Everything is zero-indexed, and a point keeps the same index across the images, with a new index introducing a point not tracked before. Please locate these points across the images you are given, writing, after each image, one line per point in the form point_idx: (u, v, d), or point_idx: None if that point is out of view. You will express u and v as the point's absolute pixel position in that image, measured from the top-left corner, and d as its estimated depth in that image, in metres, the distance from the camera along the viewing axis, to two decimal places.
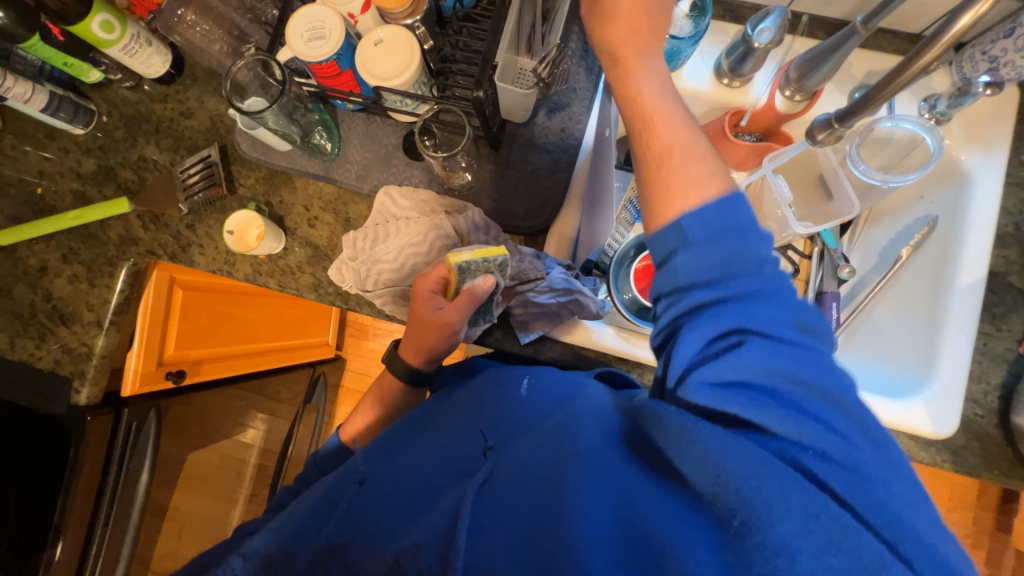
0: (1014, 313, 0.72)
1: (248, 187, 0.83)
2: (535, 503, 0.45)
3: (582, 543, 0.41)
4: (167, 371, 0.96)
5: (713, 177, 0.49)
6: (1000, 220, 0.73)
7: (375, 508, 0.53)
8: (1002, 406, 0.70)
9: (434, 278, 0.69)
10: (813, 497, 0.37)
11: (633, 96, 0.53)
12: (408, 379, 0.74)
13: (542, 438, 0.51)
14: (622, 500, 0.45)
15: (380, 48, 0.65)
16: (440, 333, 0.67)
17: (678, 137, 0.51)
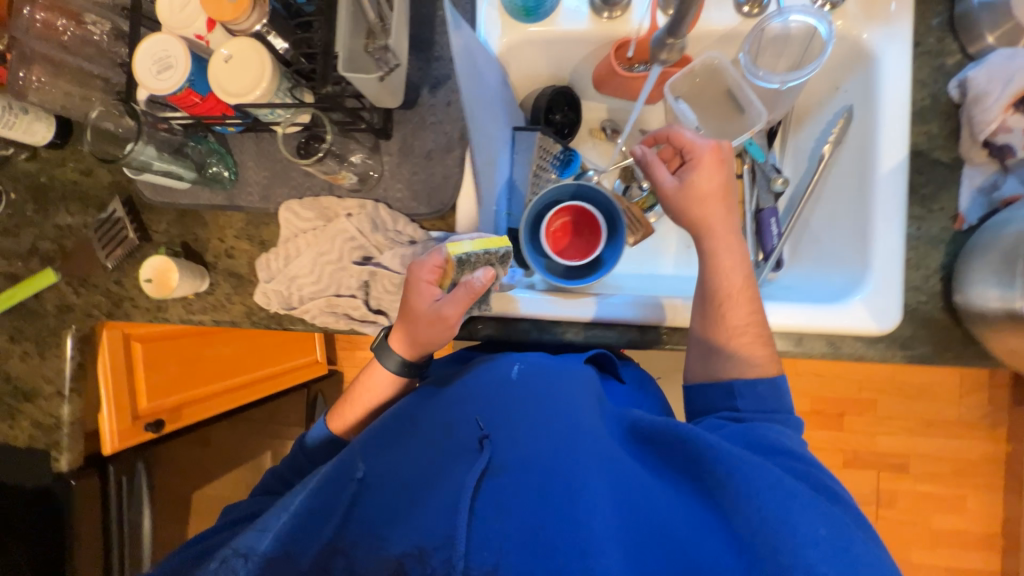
0: (943, 190, 0.68)
1: (162, 232, 0.83)
2: (541, 503, 0.48)
3: (592, 541, 0.44)
4: (145, 423, 0.99)
5: (771, 362, 0.63)
6: (915, 94, 0.69)
7: (373, 506, 0.54)
8: (945, 288, 0.68)
9: (427, 268, 0.63)
10: (837, 533, 0.44)
11: (713, 252, 0.66)
12: (402, 373, 0.70)
13: (559, 438, 0.52)
14: (623, 504, 0.48)
15: (229, 64, 0.63)
16: (438, 328, 0.63)
17: (750, 310, 0.64)
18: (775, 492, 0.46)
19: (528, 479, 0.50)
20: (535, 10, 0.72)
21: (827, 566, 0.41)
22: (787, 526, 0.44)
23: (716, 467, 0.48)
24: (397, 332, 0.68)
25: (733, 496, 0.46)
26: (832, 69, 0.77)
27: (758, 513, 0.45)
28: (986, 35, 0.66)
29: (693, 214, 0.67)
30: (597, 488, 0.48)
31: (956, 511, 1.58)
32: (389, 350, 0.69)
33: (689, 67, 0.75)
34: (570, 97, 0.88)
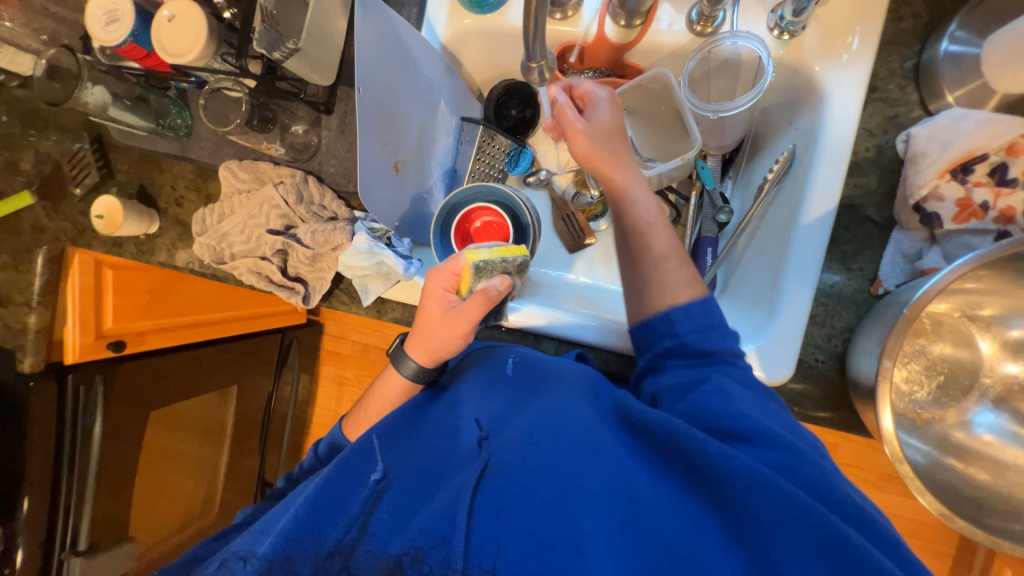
0: (867, 249, 0.65)
1: (124, 173, 0.89)
2: (556, 501, 0.46)
3: (586, 545, 0.43)
4: (109, 342, 1.09)
5: (696, 282, 0.61)
6: (859, 143, 0.65)
7: (401, 502, 0.53)
8: (845, 351, 0.66)
9: (443, 275, 0.61)
10: (817, 516, 0.41)
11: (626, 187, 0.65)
12: (416, 380, 0.66)
13: (549, 435, 0.52)
14: (625, 499, 0.46)
15: (172, 25, 0.65)
16: (453, 333, 0.60)
17: (669, 237, 0.64)
18: (767, 502, 0.42)
19: (516, 471, 0.49)
20: (486, 0, 0.71)
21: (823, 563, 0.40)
22: (799, 549, 0.41)
23: (725, 477, 0.45)
24: (410, 340, 0.65)
25: (742, 507, 0.44)
26: (789, 102, 0.72)
27: (775, 516, 0.42)
28: (947, 93, 0.61)
29: (607, 152, 0.67)
30: (589, 494, 0.46)
31: None
32: (406, 357, 0.65)
33: (638, 80, 0.72)
34: (528, 93, 0.86)
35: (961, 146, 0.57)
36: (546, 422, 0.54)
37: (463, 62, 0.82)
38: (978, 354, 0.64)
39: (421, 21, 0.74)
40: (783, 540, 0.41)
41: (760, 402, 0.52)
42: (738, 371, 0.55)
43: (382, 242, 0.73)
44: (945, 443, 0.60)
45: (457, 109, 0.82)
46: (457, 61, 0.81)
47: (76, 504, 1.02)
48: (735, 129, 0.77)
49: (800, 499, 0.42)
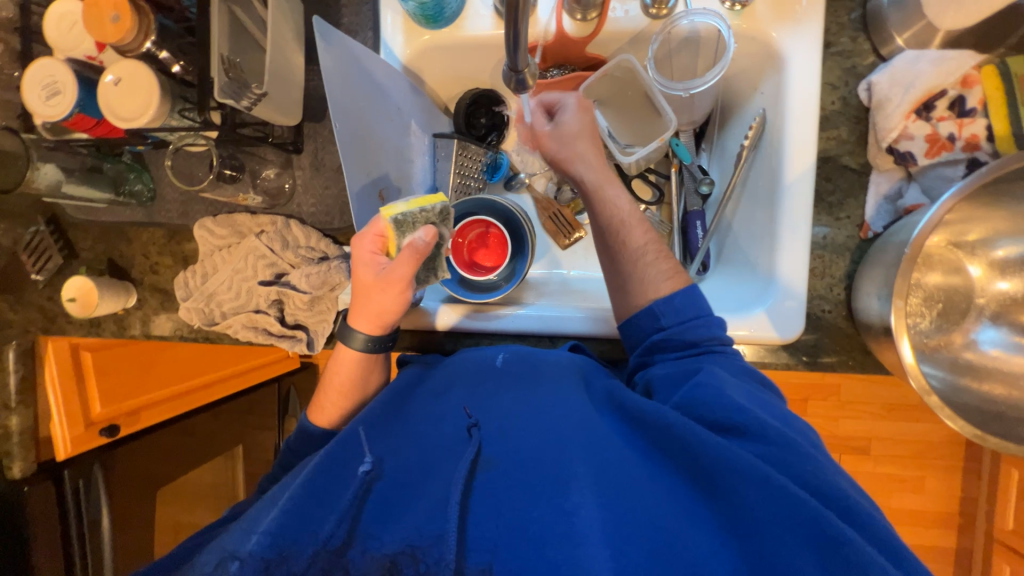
0: (851, 197, 0.67)
1: (89, 249, 0.84)
2: (552, 494, 0.48)
3: (580, 537, 0.45)
4: (101, 428, 1.02)
5: (677, 273, 0.62)
6: (825, 98, 0.68)
7: (389, 496, 0.52)
8: (849, 297, 0.68)
9: (368, 239, 0.59)
10: (810, 509, 0.43)
11: (599, 188, 0.67)
12: (370, 350, 0.64)
13: (543, 436, 0.53)
14: (621, 496, 0.48)
15: (119, 87, 0.62)
16: (391, 294, 0.59)
17: (646, 230, 0.65)
18: (764, 498, 0.44)
19: (511, 472, 0.51)
20: (440, 15, 0.70)
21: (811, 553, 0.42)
22: (793, 542, 0.43)
23: (716, 468, 0.46)
24: (354, 313, 0.63)
25: (732, 498, 0.46)
26: (750, 69, 0.74)
27: (770, 512, 0.44)
28: (896, 36, 0.64)
29: (574, 152, 0.69)
30: (583, 487, 0.48)
31: (915, 492, 1.59)
32: (354, 329, 0.64)
33: (602, 70, 0.73)
34: (492, 100, 0.86)
35: (921, 86, 0.60)
36: (540, 419, 0.55)
37: (425, 79, 0.81)
38: (969, 279, 0.67)
39: (378, 45, 0.73)
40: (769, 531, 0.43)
41: (752, 391, 0.54)
42: (728, 359, 0.57)
43: None
44: (956, 365, 0.63)
45: (428, 126, 0.81)
46: (419, 78, 0.80)
47: None
48: (703, 103, 0.78)
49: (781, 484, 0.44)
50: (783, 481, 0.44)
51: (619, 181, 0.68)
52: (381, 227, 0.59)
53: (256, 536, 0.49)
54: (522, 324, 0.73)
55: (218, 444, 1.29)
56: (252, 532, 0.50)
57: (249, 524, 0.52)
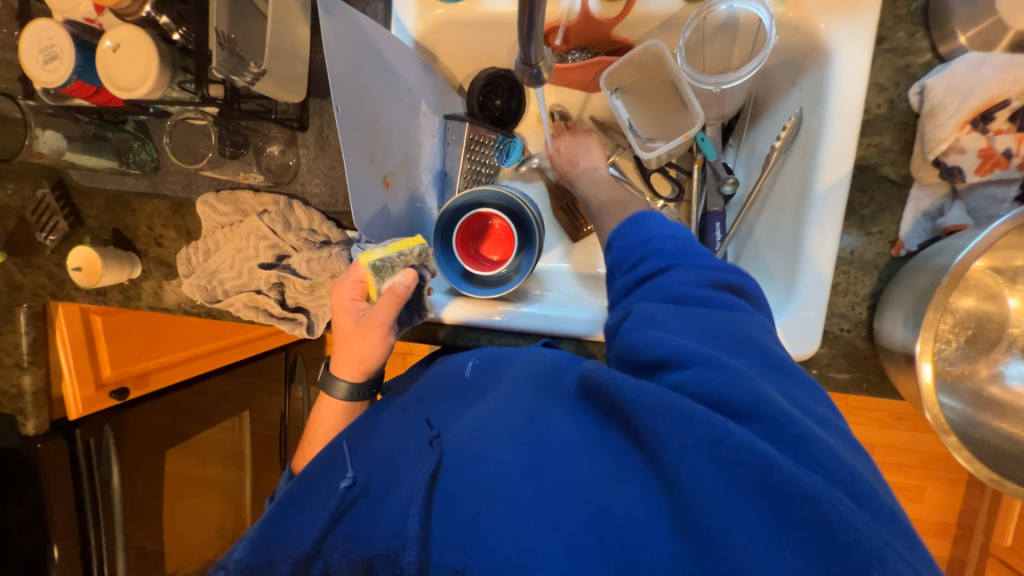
0: (886, 211, 0.63)
1: (94, 217, 0.83)
2: (489, 482, 0.41)
3: (518, 526, 0.38)
4: (110, 390, 1.05)
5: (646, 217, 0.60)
6: (870, 100, 0.62)
7: (365, 510, 0.46)
8: (871, 317, 0.64)
9: (346, 286, 0.60)
10: (758, 459, 0.34)
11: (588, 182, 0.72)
12: (355, 398, 0.63)
13: (476, 420, 0.48)
14: (545, 466, 0.40)
15: (118, 55, 0.59)
16: (371, 341, 0.58)
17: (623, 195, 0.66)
18: (692, 440, 0.36)
19: (439, 456, 0.45)
20: None
21: (778, 532, 0.33)
22: (746, 510, 0.34)
23: (639, 416, 0.38)
24: (335, 363, 0.62)
25: (665, 448, 0.37)
26: (790, 62, 0.68)
27: (715, 470, 0.35)
28: (959, 34, 0.57)
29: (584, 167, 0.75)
30: (511, 465, 0.41)
31: (913, 500, 1.58)
32: (336, 379, 0.62)
33: (628, 56, 0.67)
34: (512, 82, 0.82)
35: (981, 94, 0.54)
36: (479, 407, 0.50)
37: (439, 56, 0.77)
38: (1004, 309, 0.62)
39: (388, 16, 0.68)
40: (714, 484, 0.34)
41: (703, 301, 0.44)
42: (676, 273, 0.47)
43: None
44: (978, 397, 0.60)
45: (439, 107, 0.77)
46: (432, 55, 0.76)
47: (108, 548, 1.05)
48: (735, 97, 0.72)
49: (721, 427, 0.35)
50: (732, 429, 0.35)
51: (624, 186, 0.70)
52: (359, 271, 0.60)
53: (245, 545, 0.54)
54: (526, 323, 0.71)
55: (229, 408, 1.33)
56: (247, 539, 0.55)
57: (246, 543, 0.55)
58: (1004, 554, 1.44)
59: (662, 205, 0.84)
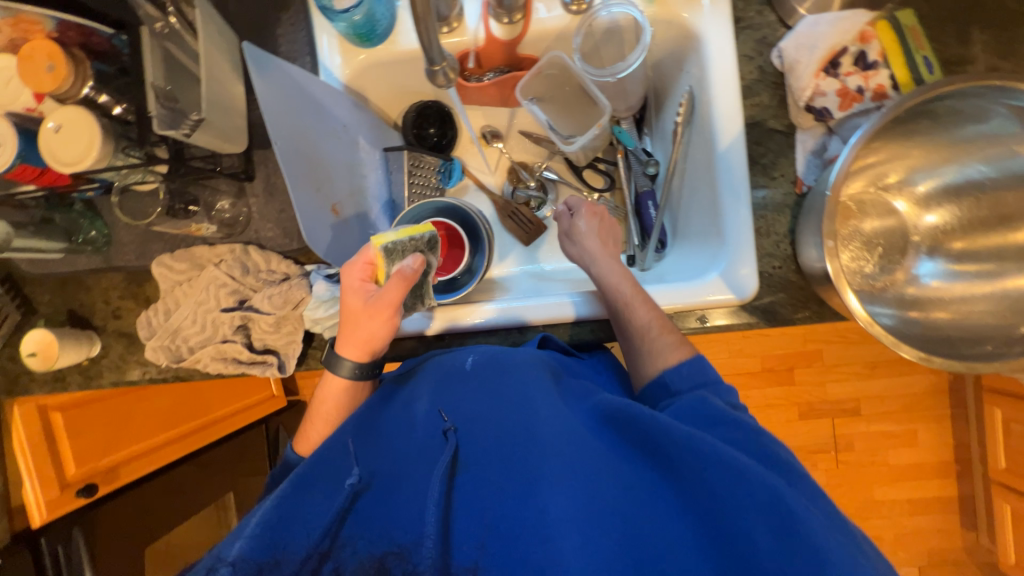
0: (782, 157, 0.71)
1: (47, 303, 0.82)
2: (524, 491, 0.51)
3: (552, 528, 0.47)
4: (78, 490, 0.98)
5: (682, 344, 0.64)
6: (743, 69, 0.72)
7: (375, 507, 0.53)
8: (795, 251, 0.71)
9: (356, 268, 0.60)
10: (777, 509, 0.45)
11: (600, 275, 0.72)
12: (358, 376, 0.64)
13: (517, 431, 0.55)
14: (590, 485, 0.49)
15: (61, 134, 0.62)
16: (379, 321, 0.60)
17: (649, 307, 0.68)
18: (721, 477, 0.47)
19: (487, 468, 0.53)
20: (372, 33, 0.73)
21: (776, 548, 0.44)
22: (759, 531, 0.45)
23: (685, 459, 0.49)
24: (341, 342, 0.63)
25: (692, 476, 0.48)
26: (673, 51, 0.79)
27: (743, 509, 0.46)
28: (797, 6, 0.69)
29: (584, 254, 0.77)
30: (555, 481, 0.50)
31: (909, 446, 1.56)
32: (340, 357, 0.63)
33: (536, 68, 0.76)
34: (440, 111, 0.90)
35: (824, 46, 0.65)
36: (512, 419, 0.57)
37: (371, 97, 0.84)
38: (898, 214, 0.70)
39: (314, 65, 0.76)
40: (725, 500, 0.46)
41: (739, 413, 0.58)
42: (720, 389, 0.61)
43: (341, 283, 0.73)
44: (903, 301, 0.66)
45: (377, 142, 0.84)
46: (363, 96, 0.83)
47: None
48: (636, 88, 0.82)
49: (743, 468, 0.47)
50: (761, 481, 0.46)
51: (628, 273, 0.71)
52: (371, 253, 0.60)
53: (238, 543, 0.50)
54: (494, 320, 0.74)
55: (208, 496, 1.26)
56: (238, 539, 0.51)
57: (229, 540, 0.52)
58: (1004, 477, 1.42)
59: (598, 197, 0.93)
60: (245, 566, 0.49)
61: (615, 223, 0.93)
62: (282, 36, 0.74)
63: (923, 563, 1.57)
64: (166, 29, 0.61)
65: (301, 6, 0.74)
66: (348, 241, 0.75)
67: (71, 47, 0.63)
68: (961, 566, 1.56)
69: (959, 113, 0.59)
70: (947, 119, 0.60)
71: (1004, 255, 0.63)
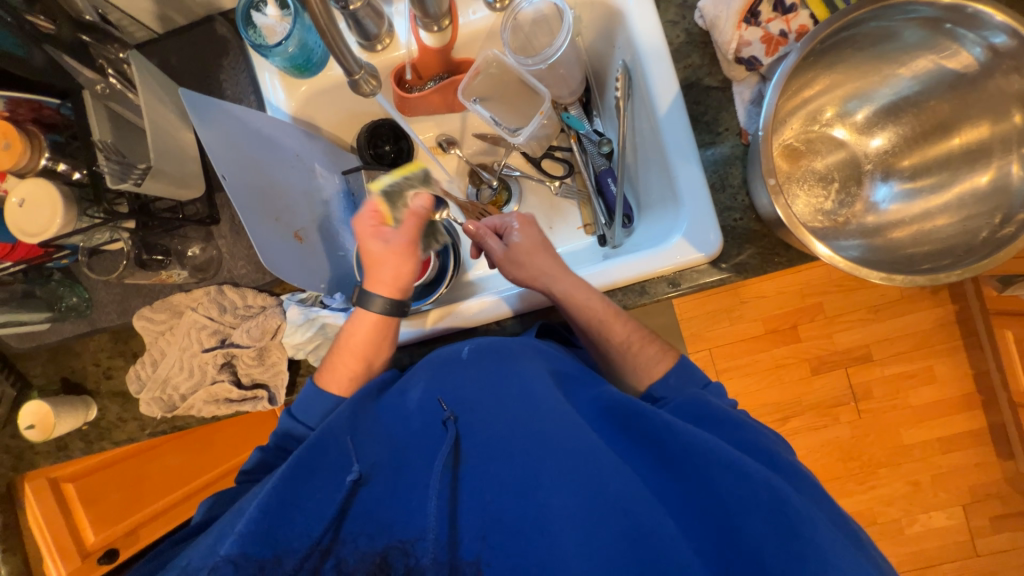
0: (723, 111, 0.73)
1: (40, 374, 0.84)
2: (526, 483, 0.51)
3: (553, 521, 0.48)
4: (99, 556, 1.02)
5: (666, 353, 0.67)
6: (670, 34, 0.74)
7: (378, 498, 0.53)
8: (752, 200, 0.71)
9: (367, 216, 0.69)
10: (781, 509, 0.44)
11: (567, 293, 0.69)
12: (388, 313, 0.68)
13: (520, 425, 0.55)
14: (594, 476, 0.49)
15: (25, 208, 0.64)
16: (403, 258, 0.68)
17: (625, 321, 0.68)
18: (726, 474, 0.47)
19: (488, 463, 0.53)
20: (309, 63, 0.75)
21: (775, 545, 0.44)
22: (760, 526, 0.44)
23: (692, 454, 0.48)
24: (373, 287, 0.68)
25: (694, 472, 0.48)
26: (602, 30, 0.81)
27: (745, 503, 0.45)
28: None
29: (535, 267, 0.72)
30: (554, 471, 0.50)
31: (928, 383, 1.53)
32: (371, 294, 0.68)
33: (473, 69, 0.78)
34: (392, 128, 0.91)
35: None
36: (514, 410, 0.56)
37: (321, 125, 0.87)
38: (843, 144, 0.71)
39: (260, 102, 0.78)
40: (726, 494, 0.46)
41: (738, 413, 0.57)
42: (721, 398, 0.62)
43: (313, 306, 0.77)
44: (866, 231, 0.67)
45: (334, 166, 0.85)
46: (314, 125, 0.86)
47: None
48: (573, 72, 0.82)
49: (745, 469, 0.46)
50: (762, 478, 0.46)
51: (588, 286, 0.69)
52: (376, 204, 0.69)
53: (233, 538, 0.47)
54: (473, 315, 0.74)
55: None
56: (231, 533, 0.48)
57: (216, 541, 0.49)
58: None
59: (560, 184, 0.93)
60: (246, 564, 0.46)
61: (581, 207, 0.94)
62: (226, 80, 0.77)
63: (969, 502, 1.51)
64: (108, 90, 0.64)
65: (238, 49, 0.77)
66: (320, 267, 0.77)
67: (24, 123, 0.65)
68: (1008, 499, 1.50)
69: (876, 35, 0.60)
70: (864, 44, 0.62)
71: (952, 163, 0.63)
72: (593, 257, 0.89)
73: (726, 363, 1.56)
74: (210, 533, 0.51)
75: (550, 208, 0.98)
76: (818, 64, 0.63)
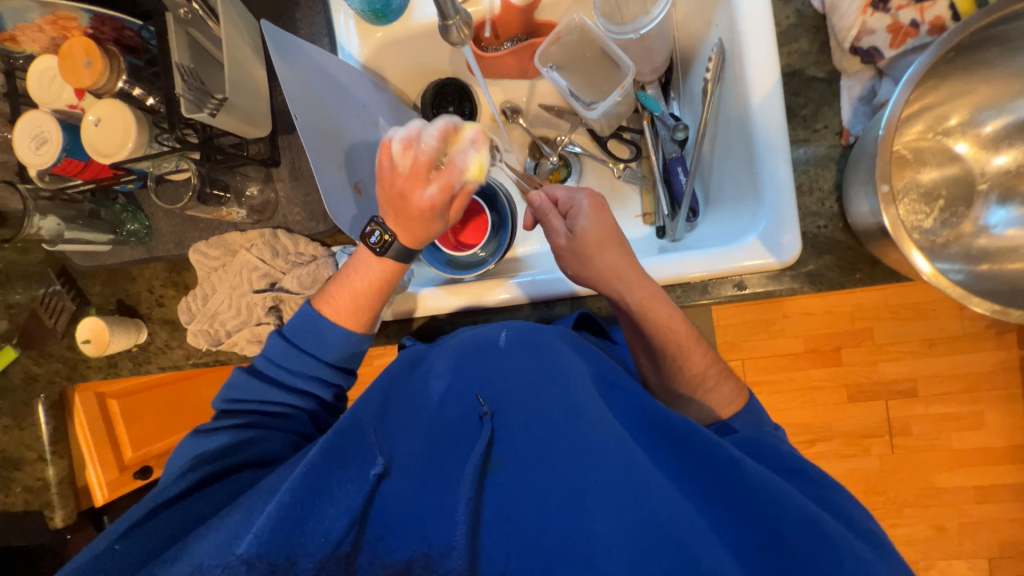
0: (824, 106, 0.66)
1: (98, 293, 0.87)
2: (567, 500, 0.48)
3: (595, 549, 0.45)
4: (133, 472, 1.09)
5: (740, 394, 0.64)
6: (779, 14, 0.68)
7: (404, 492, 0.51)
8: (842, 208, 0.65)
9: (403, 165, 0.59)
10: (838, 549, 0.42)
11: (645, 306, 0.63)
12: (395, 256, 0.65)
13: (560, 434, 0.52)
14: (635, 493, 0.46)
15: (99, 127, 0.64)
16: (430, 217, 0.62)
17: (704, 352, 0.65)
18: (774, 507, 0.45)
19: (522, 470, 0.51)
20: (388, 10, 0.73)
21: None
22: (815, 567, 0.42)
23: (738, 481, 0.47)
24: (390, 227, 0.64)
25: (739, 499, 0.47)
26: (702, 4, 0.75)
27: (804, 545, 0.43)
28: None
29: (608, 268, 0.64)
30: (598, 487, 0.48)
31: (974, 428, 1.42)
32: (387, 230, 0.63)
33: (554, 32, 0.74)
34: (459, 89, 0.89)
35: None
36: (550, 410, 0.55)
37: (388, 77, 0.84)
38: (960, 159, 0.66)
39: (331, 45, 0.77)
40: (796, 550, 0.43)
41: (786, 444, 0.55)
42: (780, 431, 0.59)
43: None
44: (970, 255, 0.63)
45: (396, 121, 0.83)
46: (382, 77, 0.84)
47: None
48: (661, 48, 0.79)
49: (821, 527, 0.43)
50: (824, 521, 0.44)
51: (661, 298, 0.64)
52: (397, 146, 0.59)
53: (249, 539, 0.45)
54: (516, 293, 0.71)
55: None
56: (248, 532, 0.46)
57: (239, 529, 0.47)
58: None
59: (624, 167, 0.87)
60: (260, 564, 0.45)
61: (642, 194, 0.88)
62: (300, 17, 0.75)
63: (994, 556, 1.43)
64: (189, 15, 0.62)
65: None
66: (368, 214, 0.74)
67: (106, 42, 0.65)
68: None
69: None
70: (1012, 43, 0.55)
71: None
72: (647, 248, 0.83)
73: (760, 377, 1.48)
74: (252, 493, 0.51)
75: (609, 190, 0.92)
76: (952, 65, 0.57)
